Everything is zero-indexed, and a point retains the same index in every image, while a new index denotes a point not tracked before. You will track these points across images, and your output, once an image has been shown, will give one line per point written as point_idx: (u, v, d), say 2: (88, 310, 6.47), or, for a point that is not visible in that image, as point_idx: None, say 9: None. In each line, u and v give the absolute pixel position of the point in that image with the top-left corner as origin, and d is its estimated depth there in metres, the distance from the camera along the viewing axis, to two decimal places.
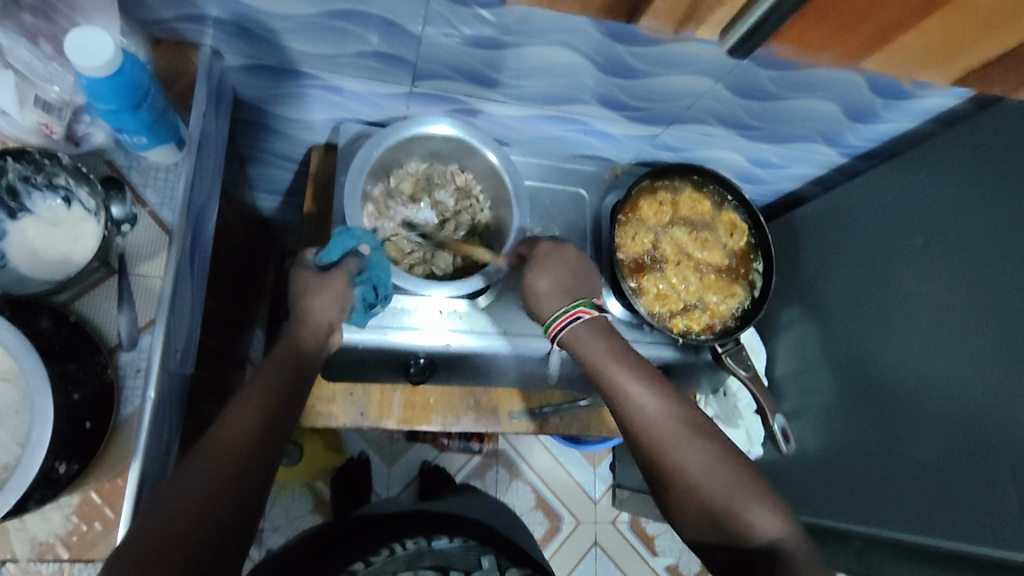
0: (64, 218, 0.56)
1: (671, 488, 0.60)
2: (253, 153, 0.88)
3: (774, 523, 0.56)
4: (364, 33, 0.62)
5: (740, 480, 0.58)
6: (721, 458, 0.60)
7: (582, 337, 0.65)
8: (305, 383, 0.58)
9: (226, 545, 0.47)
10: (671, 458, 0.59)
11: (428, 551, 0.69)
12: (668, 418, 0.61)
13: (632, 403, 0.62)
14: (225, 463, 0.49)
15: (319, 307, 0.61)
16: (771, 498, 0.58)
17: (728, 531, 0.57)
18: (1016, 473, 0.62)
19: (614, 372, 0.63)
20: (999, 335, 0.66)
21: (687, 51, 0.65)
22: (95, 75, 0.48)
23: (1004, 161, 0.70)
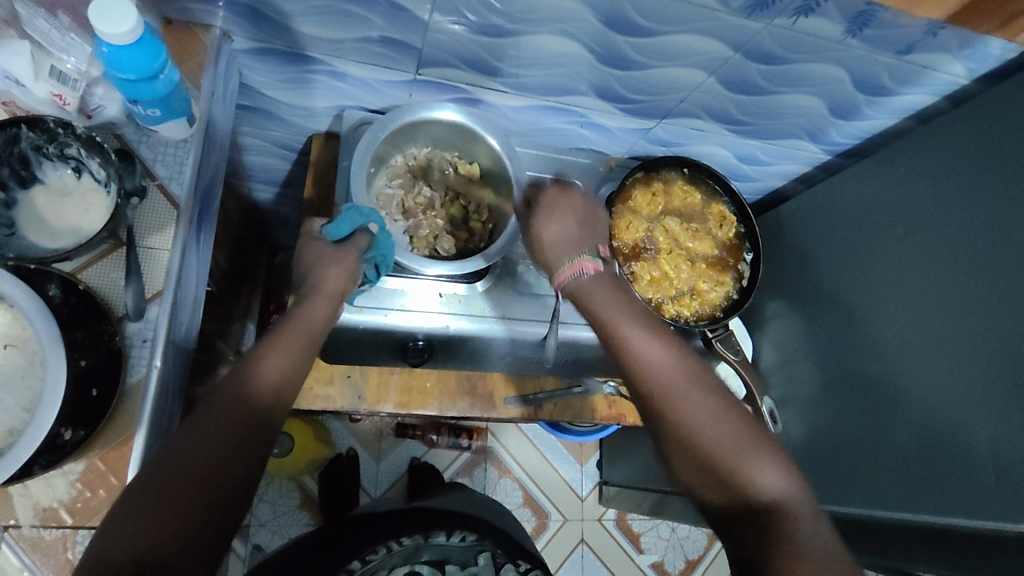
0: (75, 188, 0.57)
1: (670, 444, 0.56)
2: (252, 141, 0.89)
3: (781, 481, 0.52)
4: (372, 18, 0.64)
5: (745, 439, 0.54)
6: (724, 412, 0.56)
7: (587, 285, 0.62)
8: (314, 352, 0.58)
9: (219, 508, 0.46)
10: (672, 410, 0.56)
11: (426, 545, 0.67)
12: (669, 367, 0.58)
13: (635, 353, 0.59)
14: (227, 433, 0.48)
15: (333, 277, 0.62)
16: (780, 460, 0.54)
17: (730, 488, 0.53)
18: (992, 446, 0.64)
19: (619, 321, 0.60)
20: (981, 318, 0.69)
21: (684, 43, 0.68)
22: (118, 43, 0.49)
23: (980, 153, 0.74)
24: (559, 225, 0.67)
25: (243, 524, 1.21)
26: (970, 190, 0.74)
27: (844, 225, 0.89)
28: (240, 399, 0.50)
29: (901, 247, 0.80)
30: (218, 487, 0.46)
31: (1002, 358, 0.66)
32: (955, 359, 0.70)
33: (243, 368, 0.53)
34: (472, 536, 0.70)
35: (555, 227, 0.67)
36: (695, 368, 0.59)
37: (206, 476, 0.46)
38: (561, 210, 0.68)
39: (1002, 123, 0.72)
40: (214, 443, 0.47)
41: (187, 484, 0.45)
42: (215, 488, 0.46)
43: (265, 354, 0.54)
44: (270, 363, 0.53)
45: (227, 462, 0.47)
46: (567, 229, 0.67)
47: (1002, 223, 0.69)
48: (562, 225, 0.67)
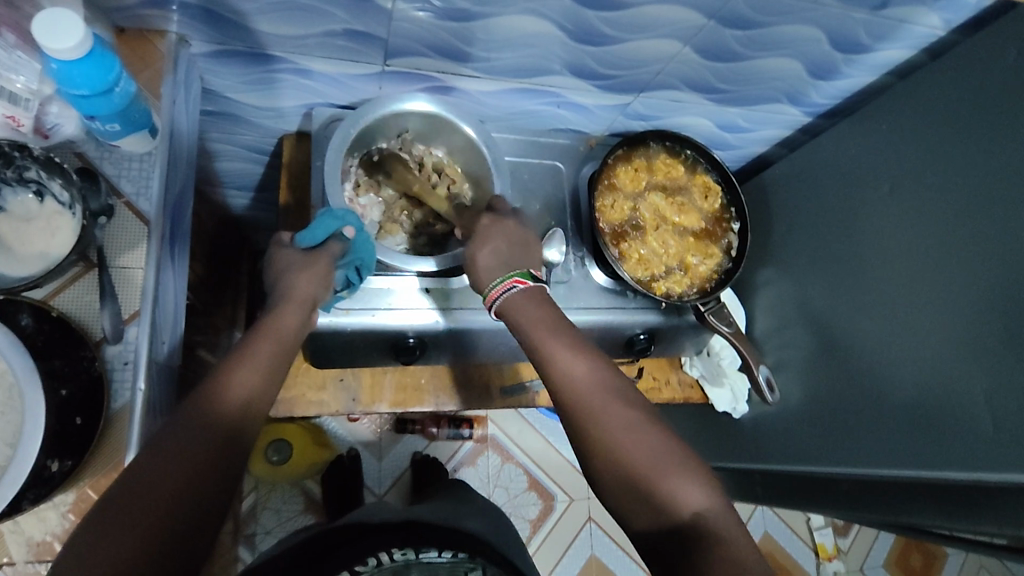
0: (38, 214, 0.55)
1: (595, 465, 0.58)
2: (222, 146, 0.86)
3: (701, 497, 0.53)
4: (333, 10, 0.61)
5: (667, 450, 0.56)
6: (643, 425, 0.58)
7: (518, 304, 0.65)
8: (286, 360, 0.57)
9: (201, 519, 0.46)
10: (595, 426, 0.58)
11: (416, 562, 0.66)
12: (593, 380, 0.60)
13: (561, 370, 0.61)
14: (192, 451, 0.47)
15: (303, 284, 0.60)
16: (699, 472, 0.55)
17: (652, 503, 0.54)
18: (990, 398, 0.64)
19: (546, 340, 0.63)
20: (970, 270, 0.68)
21: (655, 13, 0.66)
22: (64, 58, 0.47)
23: (963, 104, 0.73)
24: (490, 250, 0.68)
25: (249, 533, 1.21)
26: (953, 142, 0.73)
27: (828, 188, 0.88)
28: (215, 411, 0.49)
29: (885, 205, 0.79)
30: (200, 497, 0.46)
31: (993, 309, 0.65)
32: (945, 315, 0.70)
33: (213, 377, 0.52)
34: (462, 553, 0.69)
35: (486, 251, 0.68)
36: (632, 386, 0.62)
37: (184, 490, 0.45)
38: (493, 236, 0.69)
39: (981, 73, 0.72)
40: (195, 456, 0.46)
41: (159, 502, 0.44)
42: (198, 499, 0.46)
43: (236, 364, 0.53)
44: (239, 377, 0.52)
45: (202, 478, 0.46)
46: (498, 253, 0.68)
47: (989, 173, 0.69)
48: (494, 250, 0.68)
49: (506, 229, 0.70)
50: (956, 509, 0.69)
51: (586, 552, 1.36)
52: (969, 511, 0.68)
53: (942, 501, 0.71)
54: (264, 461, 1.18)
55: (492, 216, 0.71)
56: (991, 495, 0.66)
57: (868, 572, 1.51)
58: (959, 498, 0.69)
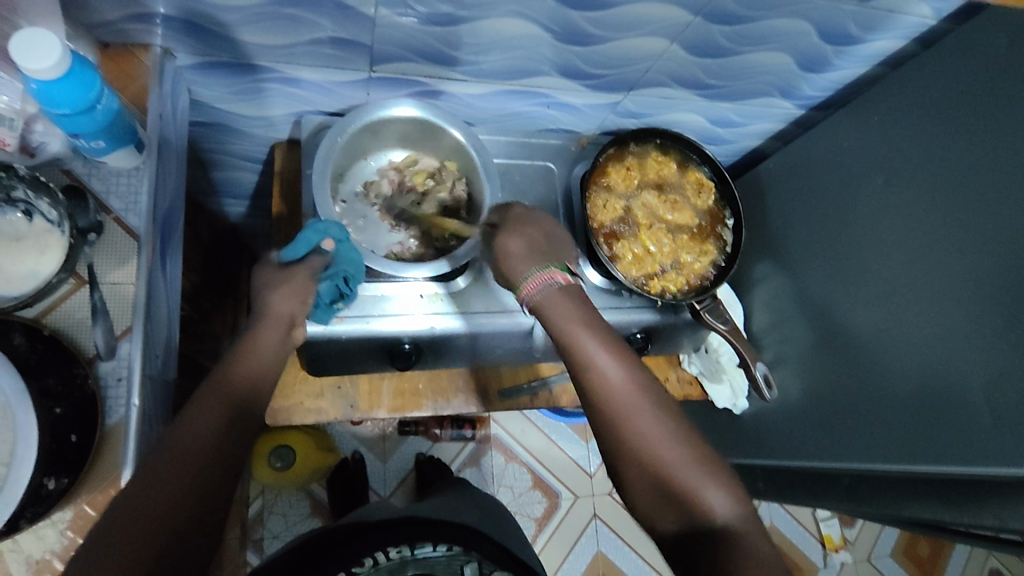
0: (26, 232, 0.55)
1: (626, 466, 0.58)
2: (214, 157, 0.87)
3: (731, 506, 0.55)
4: (317, 19, 0.61)
5: (701, 460, 0.57)
6: (678, 432, 0.58)
7: (555, 303, 0.62)
8: (269, 380, 0.57)
9: (199, 531, 0.46)
10: (631, 432, 0.57)
11: (412, 559, 0.67)
12: (632, 385, 0.59)
13: (598, 372, 0.60)
14: (185, 464, 0.47)
15: (280, 302, 0.60)
16: (728, 480, 0.57)
17: (686, 511, 0.55)
18: (987, 389, 0.64)
19: (586, 341, 0.61)
20: (966, 260, 0.68)
21: (641, 12, 0.66)
22: (44, 79, 0.48)
23: (955, 93, 0.72)
24: (520, 239, 0.67)
25: (256, 538, 1.22)
26: (947, 133, 0.72)
27: (822, 180, 0.88)
28: (209, 423, 0.49)
29: (880, 198, 0.79)
30: (199, 510, 0.46)
31: (992, 300, 0.65)
32: (941, 306, 0.69)
33: (207, 392, 0.52)
34: (457, 547, 0.69)
35: (517, 241, 0.66)
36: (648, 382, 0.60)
37: (174, 506, 0.45)
38: (525, 227, 0.68)
39: (973, 62, 0.71)
40: (193, 467, 0.47)
41: (147, 519, 0.44)
42: (195, 512, 0.46)
43: (225, 383, 0.53)
44: (224, 394, 0.52)
45: (190, 495, 0.46)
46: (528, 244, 0.66)
47: (983, 162, 0.68)
48: (524, 240, 0.66)
49: (539, 223, 0.69)
50: (953, 499, 0.69)
51: (592, 550, 1.36)
52: (967, 502, 0.67)
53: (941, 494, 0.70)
54: (268, 467, 1.16)
55: (525, 210, 0.71)
56: (993, 487, 0.65)
57: (875, 561, 1.51)
58: (954, 491, 0.69)
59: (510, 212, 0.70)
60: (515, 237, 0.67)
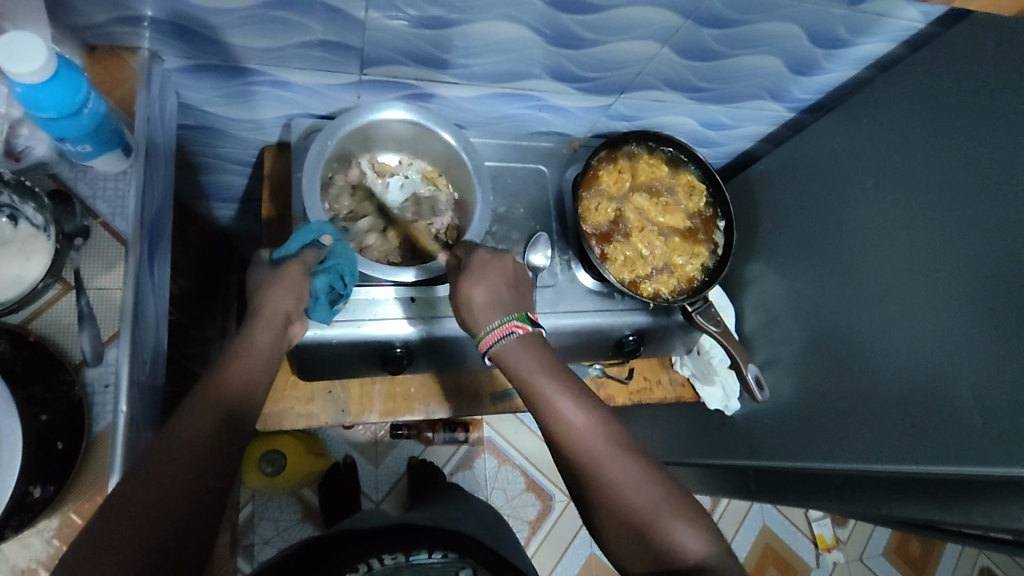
0: (12, 236, 0.55)
1: (598, 511, 0.58)
2: (203, 160, 0.86)
3: (702, 544, 0.55)
4: (307, 22, 0.61)
5: (670, 500, 0.57)
6: (645, 474, 0.58)
7: (514, 354, 0.62)
8: (263, 382, 0.57)
9: (195, 532, 0.46)
10: (598, 480, 0.57)
11: (406, 565, 0.68)
12: (595, 431, 0.59)
13: (562, 421, 0.60)
14: (177, 467, 0.46)
15: (274, 300, 0.60)
16: (697, 516, 0.57)
17: (658, 553, 0.55)
18: (976, 391, 0.64)
19: (549, 390, 0.61)
20: (955, 262, 0.68)
21: (632, 15, 0.66)
22: (29, 82, 0.47)
23: (944, 95, 0.73)
24: (486, 288, 0.65)
25: (247, 544, 1.21)
26: (935, 135, 0.73)
27: (812, 182, 0.88)
28: (199, 428, 0.49)
29: (870, 200, 0.79)
30: (194, 509, 0.46)
31: (980, 302, 0.65)
32: (931, 308, 0.70)
33: (198, 397, 0.51)
34: (453, 553, 0.70)
35: (481, 290, 0.65)
36: (617, 427, 0.60)
37: (168, 506, 0.45)
38: (486, 275, 0.66)
39: (961, 66, 0.72)
40: (187, 468, 0.47)
41: (139, 520, 0.43)
42: (191, 512, 0.46)
43: (217, 386, 0.52)
44: (214, 396, 0.52)
45: (182, 496, 0.46)
46: (491, 293, 0.65)
47: (971, 165, 0.69)
48: (489, 289, 0.65)
49: (501, 267, 0.68)
50: (942, 498, 0.69)
51: (586, 551, 1.36)
52: (957, 502, 0.68)
53: (932, 496, 0.70)
54: (259, 474, 1.15)
55: (489, 252, 0.69)
56: (982, 489, 0.65)
57: (867, 561, 1.52)
58: (944, 491, 0.69)
59: (473, 256, 0.68)
60: (478, 284, 0.65)
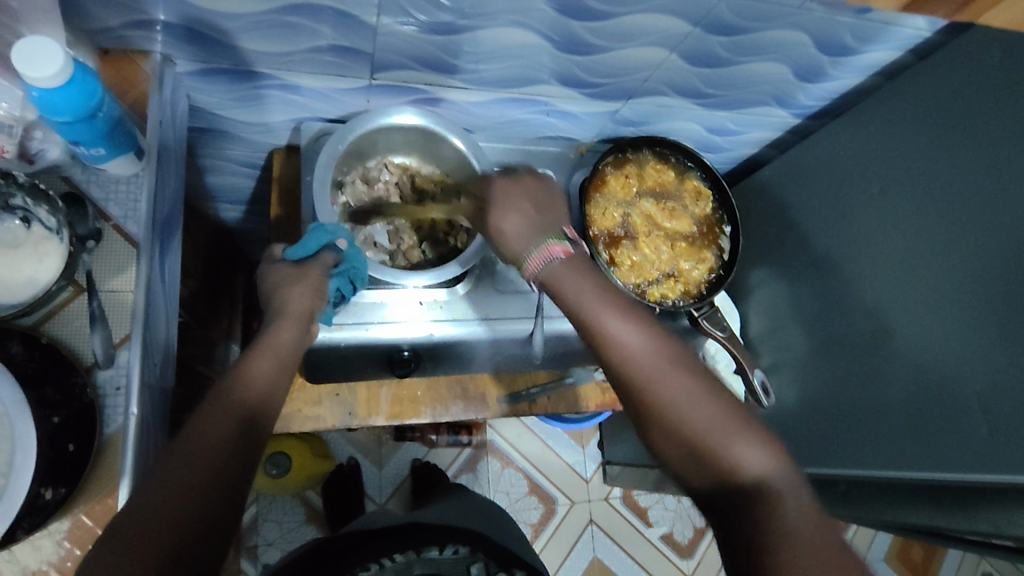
0: (24, 239, 0.55)
1: (650, 430, 0.53)
2: (212, 163, 0.86)
3: (766, 464, 0.49)
4: (318, 27, 0.61)
5: (729, 416, 0.51)
6: (701, 390, 0.52)
7: (551, 274, 0.58)
8: (283, 381, 0.56)
9: (219, 525, 0.45)
10: (649, 395, 0.53)
11: (418, 560, 0.67)
12: (645, 347, 0.54)
13: (607, 338, 0.55)
14: (203, 461, 0.46)
15: (296, 298, 0.60)
16: (760, 435, 0.51)
17: (714, 473, 0.50)
18: (982, 399, 0.64)
19: (589, 308, 0.56)
20: (961, 269, 0.68)
21: (641, 22, 0.66)
22: (46, 87, 0.48)
23: (950, 103, 0.73)
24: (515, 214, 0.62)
25: (251, 545, 1.21)
26: (941, 144, 0.73)
27: (818, 188, 0.89)
28: (222, 426, 0.49)
29: (876, 207, 0.79)
30: (211, 512, 0.45)
31: (986, 309, 0.65)
32: (937, 314, 0.70)
33: (220, 395, 0.51)
34: (464, 549, 0.69)
35: (514, 217, 0.62)
36: (671, 347, 0.55)
37: (192, 502, 0.44)
38: (514, 199, 0.63)
39: (967, 74, 0.72)
40: (208, 469, 0.46)
41: (164, 516, 0.43)
42: (208, 514, 0.45)
43: (238, 386, 0.52)
44: (236, 394, 0.51)
45: (207, 491, 0.45)
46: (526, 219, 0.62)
47: (978, 173, 0.69)
48: (519, 217, 0.62)
49: (525, 189, 0.64)
50: (946, 505, 0.69)
51: (589, 555, 1.36)
52: (962, 510, 0.67)
53: (939, 502, 0.70)
54: (265, 476, 1.15)
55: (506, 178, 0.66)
56: (988, 496, 0.65)
57: (869, 566, 1.52)
58: (949, 498, 0.68)
59: (492, 186, 0.66)
60: (511, 211, 0.62)
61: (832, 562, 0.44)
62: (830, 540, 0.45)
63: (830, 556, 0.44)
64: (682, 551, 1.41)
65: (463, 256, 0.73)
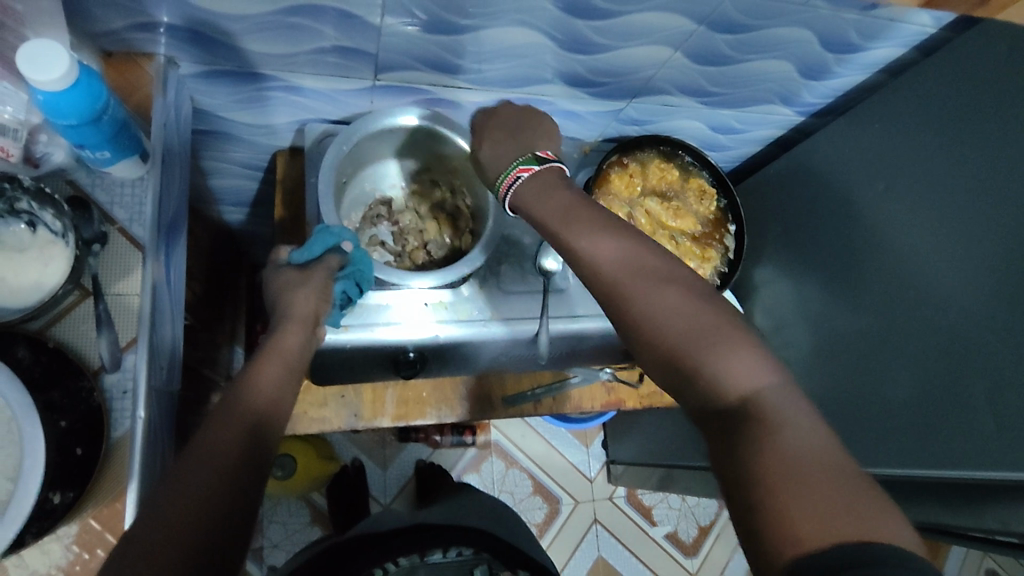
0: (30, 244, 0.55)
1: (639, 347, 0.52)
2: (216, 165, 0.86)
3: (754, 371, 0.46)
4: (322, 28, 0.61)
5: (716, 326, 0.49)
6: (688, 302, 0.51)
7: (523, 194, 0.62)
8: (291, 385, 0.56)
9: (242, 524, 0.45)
10: (632, 308, 0.52)
11: (422, 564, 0.69)
12: (628, 261, 0.54)
13: (587, 255, 0.56)
14: (222, 462, 0.46)
15: (302, 301, 0.61)
16: (752, 346, 0.48)
17: (699, 384, 0.48)
18: (990, 395, 0.64)
19: (567, 227, 0.58)
20: (968, 267, 0.68)
21: (645, 21, 0.66)
22: (51, 89, 0.47)
23: (956, 99, 0.73)
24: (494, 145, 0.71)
25: (256, 547, 1.21)
26: (947, 141, 0.73)
27: (823, 186, 0.88)
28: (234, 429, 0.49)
29: (881, 204, 0.79)
30: (233, 509, 0.45)
31: (993, 306, 0.65)
32: (944, 312, 0.70)
33: (227, 400, 0.51)
34: (468, 551, 0.70)
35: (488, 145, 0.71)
36: (659, 263, 0.54)
37: (215, 500, 0.44)
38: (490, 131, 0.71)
39: (972, 70, 0.72)
40: (223, 466, 0.46)
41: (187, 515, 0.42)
42: (226, 508, 0.44)
43: (247, 389, 0.52)
44: (246, 399, 0.51)
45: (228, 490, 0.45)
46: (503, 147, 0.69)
47: (984, 170, 0.69)
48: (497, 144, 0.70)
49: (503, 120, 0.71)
50: (953, 503, 0.69)
51: (593, 554, 1.36)
52: (966, 508, 0.67)
53: (947, 501, 0.69)
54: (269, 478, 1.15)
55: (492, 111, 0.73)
56: (996, 493, 0.64)
57: None
58: (953, 496, 0.68)
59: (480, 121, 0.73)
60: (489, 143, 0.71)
61: (818, 465, 0.40)
62: (825, 447, 0.41)
63: (823, 462, 0.40)
64: (687, 550, 1.41)
65: (465, 261, 0.72)
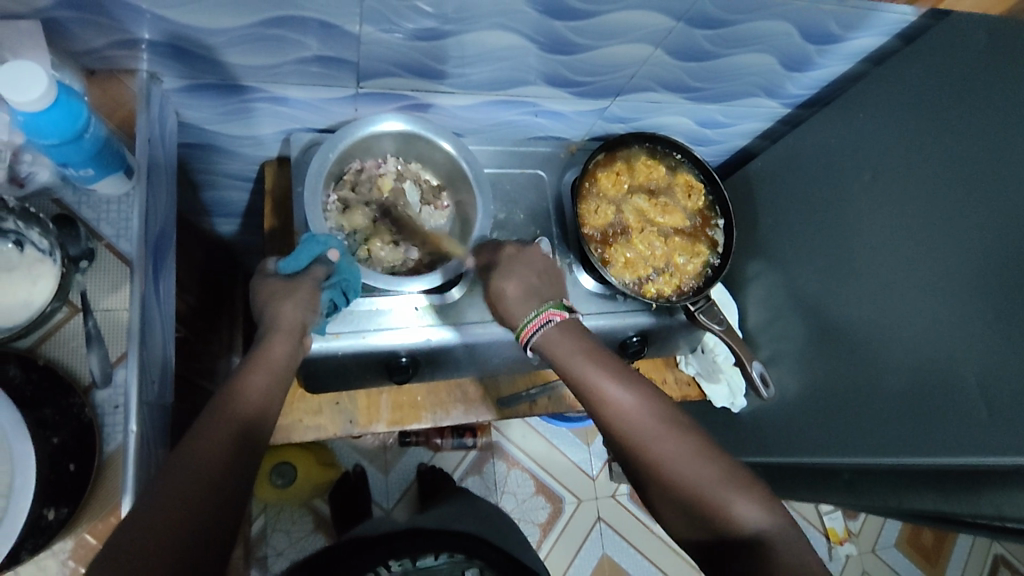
0: (18, 262, 0.56)
1: (650, 483, 0.59)
2: (205, 178, 0.87)
3: (756, 511, 0.54)
4: (304, 39, 0.62)
5: (721, 470, 0.57)
6: (698, 450, 0.58)
7: (556, 341, 0.65)
8: (277, 397, 0.57)
9: (216, 534, 0.46)
10: (649, 453, 0.59)
11: (414, 570, 0.69)
12: (643, 411, 0.61)
13: (607, 400, 0.62)
14: (204, 468, 0.47)
15: (288, 311, 0.61)
16: (755, 489, 0.56)
17: (710, 522, 0.55)
18: (982, 381, 0.64)
19: (590, 372, 0.63)
20: (957, 253, 0.68)
21: (625, 20, 0.66)
22: (31, 110, 0.48)
23: (940, 86, 0.73)
24: (518, 278, 0.70)
25: (260, 556, 1.21)
26: (931, 129, 0.73)
27: (810, 178, 0.88)
28: (219, 439, 0.50)
29: (868, 195, 0.79)
30: (213, 518, 0.46)
31: (983, 291, 0.65)
32: (936, 299, 0.69)
33: (215, 409, 0.52)
34: (461, 555, 0.70)
35: (514, 285, 0.70)
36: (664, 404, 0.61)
37: (192, 507, 0.46)
38: (516, 261, 0.71)
39: (955, 59, 0.72)
40: (205, 481, 0.47)
41: (162, 517, 0.44)
42: (204, 534, 0.45)
43: (233, 401, 0.53)
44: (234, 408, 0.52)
45: (205, 499, 0.46)
46: (524, 285, 0.70)
47: (969, 157, 0.69)
48: (521, 281, 0.70)
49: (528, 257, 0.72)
50: (949, 490, 0.69)
51: (598, 553, 1.36)
52: (965, 494, 0.67)
53: (941, 488, 0.70)
54: (269, 486, 1.17)
55: (515, 246, 0.74)
56: (992, 479, 0.64)
57: (881, 553, 1.52)
58: (950, 483, 0.69)
59: (502, 253, 0.73)
60: (510, 280, 0.70)
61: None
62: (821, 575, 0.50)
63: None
64: None
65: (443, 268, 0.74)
